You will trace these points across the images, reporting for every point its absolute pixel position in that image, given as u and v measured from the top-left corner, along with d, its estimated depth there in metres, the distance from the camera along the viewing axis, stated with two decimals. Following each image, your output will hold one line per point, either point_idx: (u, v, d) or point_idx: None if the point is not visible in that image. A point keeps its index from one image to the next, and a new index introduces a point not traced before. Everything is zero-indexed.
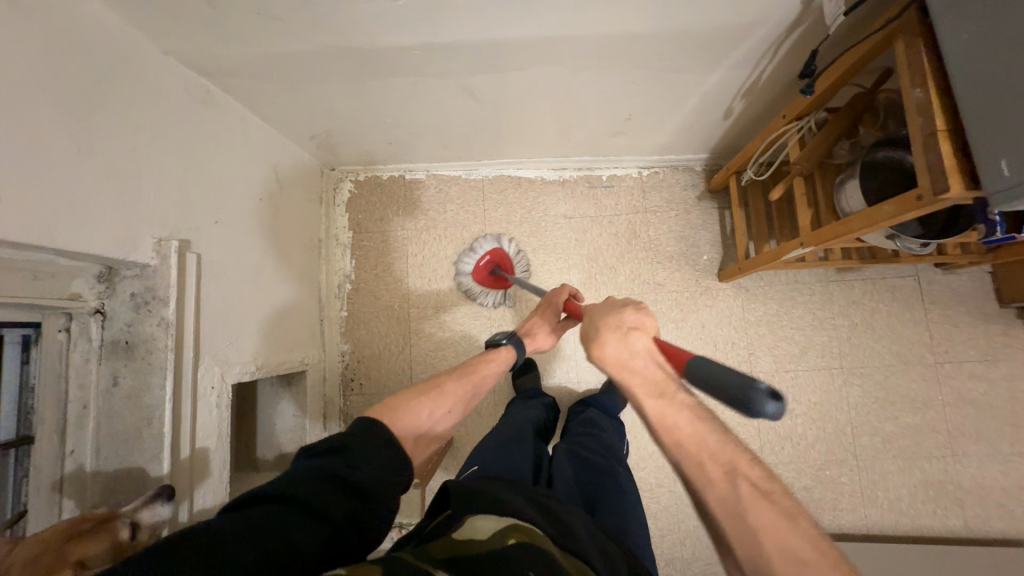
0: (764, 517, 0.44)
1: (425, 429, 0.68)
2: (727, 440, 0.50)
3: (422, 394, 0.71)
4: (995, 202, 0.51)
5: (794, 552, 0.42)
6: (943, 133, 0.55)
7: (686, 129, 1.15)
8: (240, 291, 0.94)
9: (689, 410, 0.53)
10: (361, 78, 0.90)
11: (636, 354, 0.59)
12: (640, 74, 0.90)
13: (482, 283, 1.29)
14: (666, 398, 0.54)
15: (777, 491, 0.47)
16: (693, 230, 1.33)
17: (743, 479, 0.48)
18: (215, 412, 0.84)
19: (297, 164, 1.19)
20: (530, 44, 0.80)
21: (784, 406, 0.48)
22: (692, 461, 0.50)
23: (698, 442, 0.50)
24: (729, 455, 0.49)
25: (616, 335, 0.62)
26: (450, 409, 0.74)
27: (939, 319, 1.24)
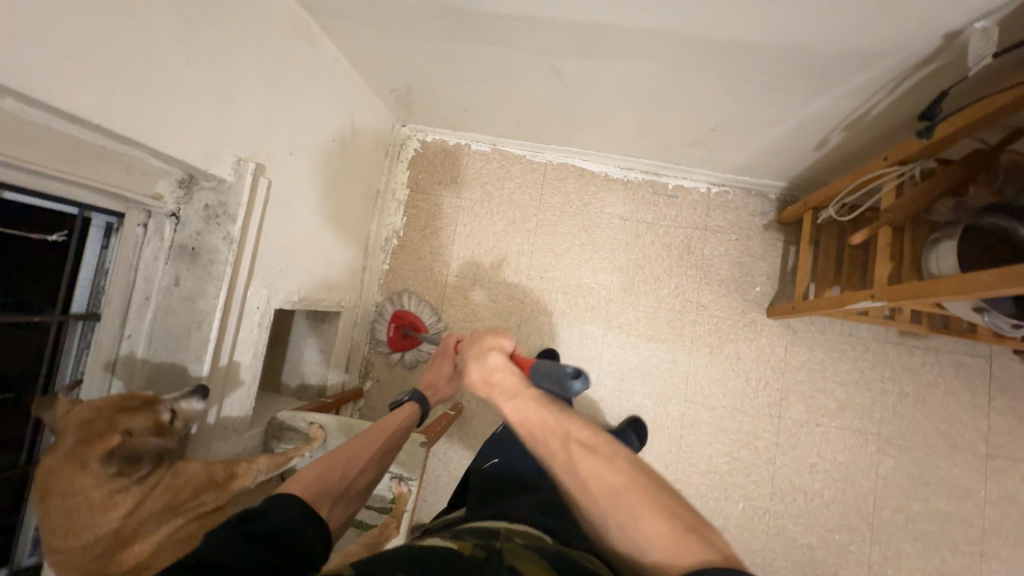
0: (590, 466, 0.47)
1: (346, 488, 0.65)
2: (563, 419, 0.53)
3: (323, 461, 0.67)
4: None
5: (609, 484, 0.46)
6: None
7: (771, 152, 1.08)
8: (298, 224, 0.98)
9: (538, 403, 0.55)
10: (454, 40, 0.89)
11: (494, 371, 0.59)
12: (738, 85, 0.85)
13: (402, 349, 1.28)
14: (519, 399, 0.55)
15: (604, 441, 0.50)
16: (752, 258, 1.27)
17: (573, 441, 0.50)
18: (255, 331, 0.89)
19: (372, 113, 1.21)
20: (630, 35, 0.77)
21: (584, 376, 0.53)
22: (540, 444, 0.52)
23: (540, 422, 0.53)
24: (561, 424, 0.52)
25: (476, 359, 0.62)
26: (363, 468, 0.70)
27: (1002, 410, 1.14)
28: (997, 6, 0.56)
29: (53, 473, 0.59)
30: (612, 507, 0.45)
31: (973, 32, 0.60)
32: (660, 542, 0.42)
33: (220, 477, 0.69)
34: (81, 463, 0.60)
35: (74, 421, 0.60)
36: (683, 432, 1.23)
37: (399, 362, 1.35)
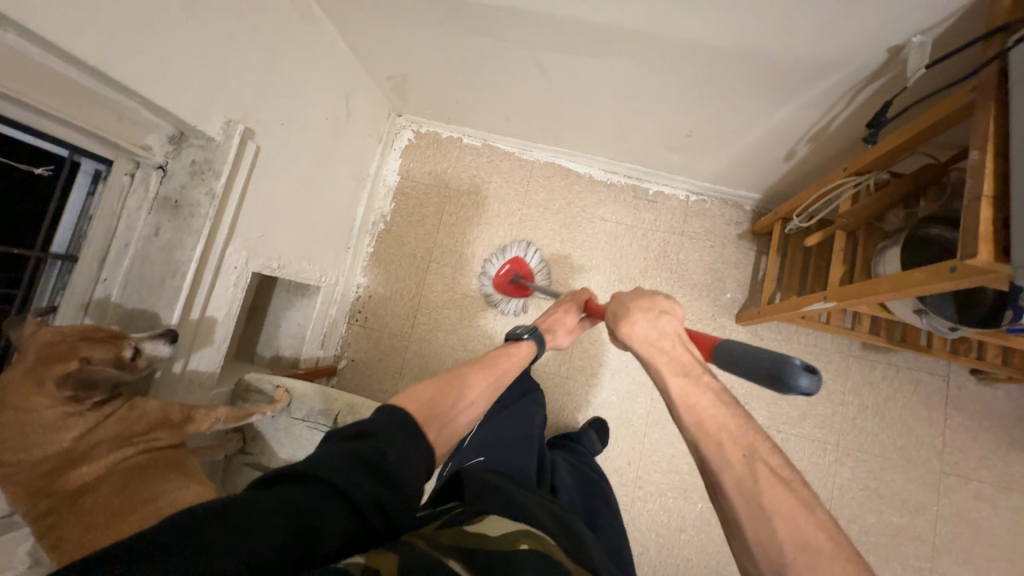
0: (779, 502, 0.44)
1: (449, 421, 0.65)
2: (752, 427, 0.50)
3: (445, 382, 0.68)
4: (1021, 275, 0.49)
5: (807, 538, 0.42)
6: (985, 198, 0.53)
7: (744, 162, 1.13)
8: (284, 193, 1.01)
9: (714, 396, 0.53)
10: (448, 30, 0.95)
11: (664, 336, 0.61)
12: (711, 89, 0.90)
13: (507, 293, 1.29)
14: (691, 380, 0.55)
15: (794, 477, 0.47)
16: (725, 265, 1.31)
17: (762, 462, 0.47)
18: (230, 290, 0.91)
19: (368, 100, 1.27)
20: (609, 33, 0.82)
21: (818, 378, 0.53)
22: (711, 445, 0.49)
23: (721, 426, 0.50)
24: (750, 438, 0.49)
25: (648, 316, 0.64)
26: (475, 402, 0.71)
27: (957, 429, 1.16)
28: (933, 22, 0.61)
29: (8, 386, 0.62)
30: (800, 559, 0.42)
31: (912, 47, 0.65)
32: None
33: (176, 419, 0.74)
34: (37, 381, 0.63)
35: (40, 341, 0.63)
36: (647, 429, 1.26)
37: (375, 343, 1.37)
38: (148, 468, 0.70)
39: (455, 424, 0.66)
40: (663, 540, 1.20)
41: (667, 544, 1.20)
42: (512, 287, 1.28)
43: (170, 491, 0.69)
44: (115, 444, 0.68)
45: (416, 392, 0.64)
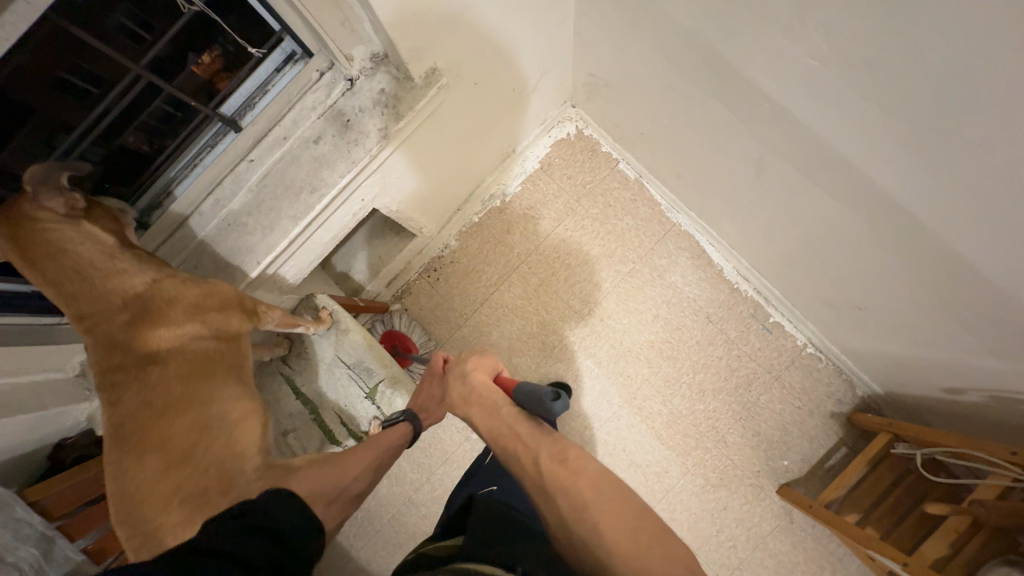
0: (559, 481, 0.58)
1: (333, 495, 0.68)
2: (528, 436, 0.65)
3: (324, 462, 0.72)
4: None
5: (576, 504, 0.56)
6: None
7: (895, 362, 1.00)
8: (440, 145, 0.96)
9: (511, 420, 0.67)
10: (689, 76, 0.84)
11: (472, 387, 0.74)
12: (932, 293, 0.77)
13: (396, 370, 1.25)
14: (494, 417, 0.69)
15: (571, 456, 0.61)
16: (800, 433, 1.20)
17: (541, 458, 0.61)
18: (348, 219, 0.88)
19: (557, 83, 1.17)
20: (865, 185, 0.71)
21: (564, 397, 0.64)
22: (513, 457, 0.64)
23: (515, 438, 0.65)
24: (534, 444, 0.64)
25: (460, 375, 0.77)
26: (362, 473, 0.72)
27: None
28: None
29: (81, 267, 0.71)
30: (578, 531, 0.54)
31: None
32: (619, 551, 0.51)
33: (247, 305, 0.78)
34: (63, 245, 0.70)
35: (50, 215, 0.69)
36: None
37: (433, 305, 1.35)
38: (206, 363, 0.76)
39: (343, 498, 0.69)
40: None
41: None
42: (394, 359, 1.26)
43: (220, 397, 0.75)
44: (187, 313, 0.75)
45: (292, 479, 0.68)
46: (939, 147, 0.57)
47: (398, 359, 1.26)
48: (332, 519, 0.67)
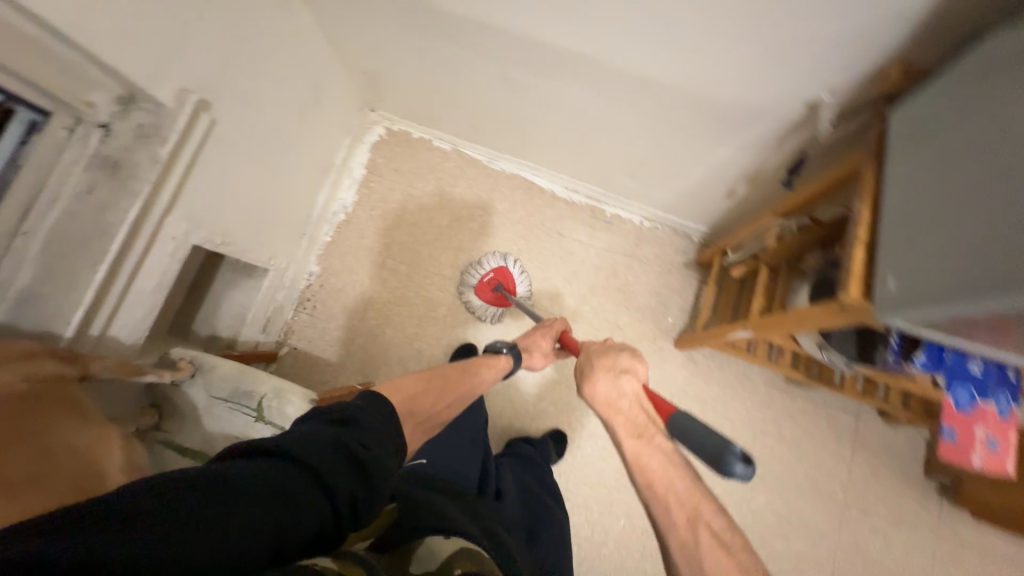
0: (717, 562, 0.52)
1: (425, 420, 0.80)
2: (694, 491, 0.58)
3: (425, 385, 0.83)
4: (876, 312, 0.51)
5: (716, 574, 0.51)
6: (862, 241, 0.56)
7: (691, 195, 1.20)
8: (237, 169, 1.00)
9: (664, 458, 0.62)
10: (420, 33, 0.99)
11: (622, 397, 0.71)
12: (660, 123, 0.96)
13: (485, 298, 1.33)
14: (642, 441, 0.64)
15: (734, 542, 0.54)
16: (669, 291, 1.38)
17: (705, 526, 0.55)
18: (165, 261, 0.89)
19: (342, 91, 1.29)
20: (566, 58, 0.89)
21: (751, 469, 0.58)
22: (660, 508, 0.58)
23: (667, 486, 0.58)
24: (694, 502, 0.57)
25: (610, 374, 0.74)
26: (446, 406, 0.86)
27: (862, 464, 1.24)
28: (840, 83, 0.69)
29: None
30: None
31: (823, 104, 0.74)
32: None
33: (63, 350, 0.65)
34: None
35: None
36: (581, 442, 1.30)
37: (322, 331, 1.36)
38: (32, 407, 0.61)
39: (428, 424, 0.81)
40: (583, 553, 1.21)
41: (586, 558, 1.21)
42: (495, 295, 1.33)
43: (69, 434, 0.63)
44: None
45: (402, 388, 0.79)
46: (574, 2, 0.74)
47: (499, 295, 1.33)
48: (420, 437, 0.79)
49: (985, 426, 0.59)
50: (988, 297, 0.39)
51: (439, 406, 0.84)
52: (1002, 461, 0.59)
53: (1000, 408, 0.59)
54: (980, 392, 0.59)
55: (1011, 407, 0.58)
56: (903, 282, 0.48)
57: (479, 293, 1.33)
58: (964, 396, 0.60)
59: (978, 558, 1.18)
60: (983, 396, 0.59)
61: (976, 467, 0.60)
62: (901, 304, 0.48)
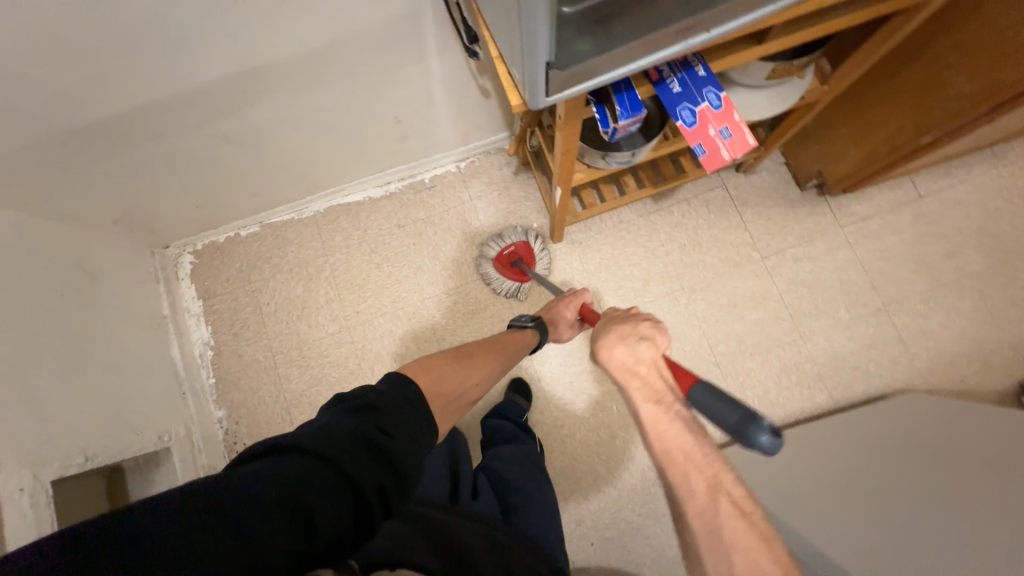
0: (738, 538, 0.48)
1: (456, 398, 0.71)
2: (714, 457, 0.52)
3: (450, 362, 0.73)
4: (527, 100, 0.54)
5: (760, 570, 0.46)
6: (496, 56, 0.59)
7: (463, 115, 1.21)
8: (44, 389, 0.93)
9: (684, 428, 0.55)
10: (111, 152, 0.95)
11: (640, 362, 0.63)
12: (364, 80, 0.96)
13: (506, 273, 1.31)
14: (663, 408, 0.57)
15: (758, 513, 0.50)
16: (518, 203, 1.39)
17: (725, 496, 0.50)
18: (29, 515, 0.84)
19: (114, 252, 1.22)
20: (239, 81, 0.86)
21: (778, 444, 0.53)
22: (678, 476, 0.52)
23: (687, 456, 0.53)
24: (715, 471, 0.52)
25: (623, 338, 0.65)
26: (479, 379, 0.77)
27: (754, 218, 1.31)
28: None
29: None
30: None
31: None
32: None
33: None
34: None
35: None
36: (541, 373, 1.30)
37: None
38: None
39: (461, 400, 0.72)
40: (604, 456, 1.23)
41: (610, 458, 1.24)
42: (513, 270, 1.31)
43: None
44: None
45: (428, 368, 0.69)
46: (181, 27, 0.72)
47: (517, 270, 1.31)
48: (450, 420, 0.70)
49: (712, 123, 0.63)
50: (527, 22, 0.42)
51: (473, 379, 0.75)
52: (742, 141, 0.63)
53: (712, 100, 0.63)
54: (693, 101, 0.63)
55: (719, 95, 0.63)
56: (515, 62, 0.52)
57: (499, 269, 1.31)
58: (685, 113, 0.63)
59: (879, 220, 1.28)
60: (695, 102, 0.63)
61: (731, 159, 0.64)
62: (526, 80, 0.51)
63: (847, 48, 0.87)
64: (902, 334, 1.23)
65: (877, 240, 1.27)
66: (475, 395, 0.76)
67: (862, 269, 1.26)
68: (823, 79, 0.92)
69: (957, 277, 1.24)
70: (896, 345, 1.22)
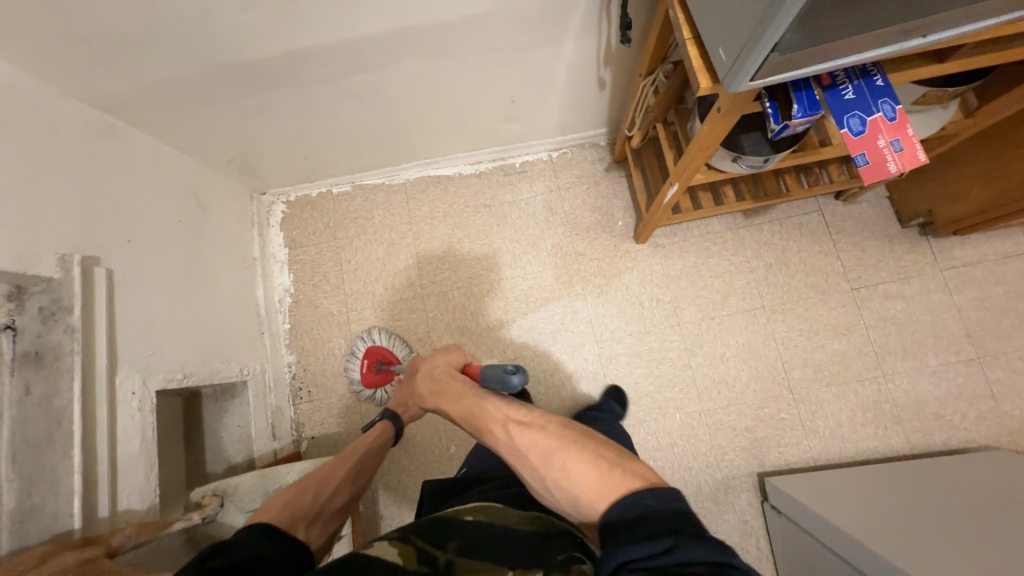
0: (524, 440, 0.64)
1: (320, 512, 0.78)
2: (503, 408, 0.71)
3: (303, 487, 0.79)
4: (725, 84, 0.55)
5: (541, 446, 0.61)
6: (689, 39, 0.60)
7: (573, 104, 1.23)
8: (158, 305, 0.99)
9: (476, 400, 0.76)
10: (252, 93, 1.00)
11: (440, 376, 0.87)
12: (497, 56, 0.99)
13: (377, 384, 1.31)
14: (461, 397, 0.79)
15: (536, 416, 0.67)
16: (606, 199, 1.40)
17: (512, 422, 0.68)
18: (137, 417, 0.89)
19: (221, 190, 1.28)
20: (385, 40, 0.90)
21: (521, 372, 0.78)
22: (486, 434, 0.70)
23: (482, 417, 0.72)
24: (502, 413, 0.70)
25: (429, 373, 0.90)
26: (337, 490, 0.84)
27: (848, 248, 1.27)
28: None
29: None
30: (542, 466, 0.60)
31: None
32: (579, 473, 0.56)
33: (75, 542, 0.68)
34: None
35: None
36: (607, 369, 1.30)
37: (328, 410, 1.35)
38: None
39: (326, 513, 0.79)
40: (661, 462, 1.22)
41: (667, 466, 1.22)
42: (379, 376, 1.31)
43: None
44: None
45: (273, 502, 0.74)
46: None
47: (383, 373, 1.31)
48: (318, 535, 0.75)
49: (884, 134, 0.62)
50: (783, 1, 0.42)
51: (330, 491, 0.82)
52: (913, 156, 0.62)
53: (886, 112, 0.62)
54: (866, 110, 0.62)
55: (895, 107, 0.62)
56: (727, 44, 0.52)
57: (367, 382, 1.30)
58: (856, 121, 0.63)
59: (983, 269, 1.23)
60: (870, 111, 0.62)
61: (898, 172, 0.62)
62: (736, 63, 0.51)
63: (1003, 83, 0.85)
64: (993, 389, 1.18)
65: (978, 289, 1.22)
66: (340, 502, 0.84)
67: (957, 316, 1.22)
68: (968, 112, 0.90)
69: None
70: (984, 399, 1.17)
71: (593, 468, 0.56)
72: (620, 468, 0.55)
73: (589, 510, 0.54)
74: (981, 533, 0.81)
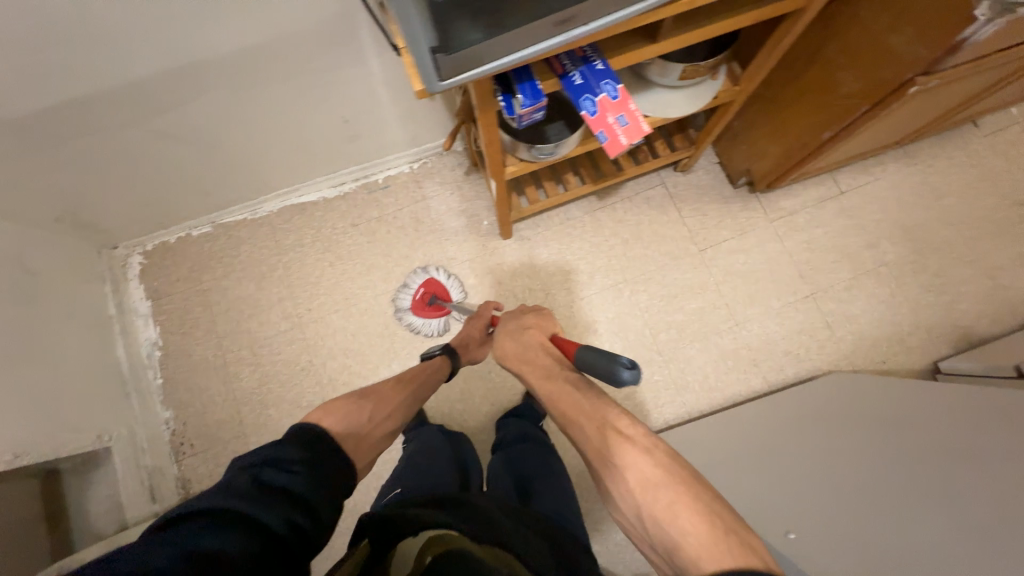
0: (629, 458, 0.55)
1: (370, 433, 0.72)
2: (599, 404, 0.62)
3: (359, 398, 0.74)
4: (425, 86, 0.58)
5: (644, 477, 0.53)
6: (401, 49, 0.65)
7: (411, 116, 1.26)
8: None
9: (570, 386, 0.66)
10: (50, 146, 0.95)
11: (532, 351, 0.76)
12: (307, 79, 1.00)
13: (425, 314, 1.33)
14: (552, 376, 0.70)
15: (637, 433, 0.57)
16: (470, 201, 1.44)
17: (611, 430, 0.58)
18: None
19: (55, 252, 1.21)
20: (176, 77, 0.89)
21: (638, 371, 0.61)
22: (577, 428, 0.62)
23: (577, 408, 0.63)
24: (601, 414, 0.60)
25: (513, 334, 0.81)
26: (391, 413, 0.77)
27: (691, 214, 1.38)
28: None
29: None
30: (643, 496, 0.53)
31: None
32: (686, 518, 0.50)
33: None
34: None
35: None
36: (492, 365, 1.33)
37: (214, 460, 1.30)
38: None
39: (376, 435, 0.73)
40: None
41: None
42: (430, 308, 1.33)
43: None
44: None
45: (333, 409, 0.70)
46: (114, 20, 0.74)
47: (434, 306, 1.33)
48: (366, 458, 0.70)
49: (610, 112, 0.69)
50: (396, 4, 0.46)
51: (385, 411, 0.76)
52: (636, 128, 0.71)
53: (609, 91, 0.69)
54: (591, 92, 0.69)
55: (616, 87, 0.69)
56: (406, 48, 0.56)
57: (417, 312, 1.33)
58: (587, 104, 0.69)
59: (806, 214, 1.37)
60: (594, 92, 0.68)
61: (629, 144, 0.71)
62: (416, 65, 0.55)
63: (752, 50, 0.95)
64: (829, 319, 1.31)
65: (805, 233, 1.36)
66: (392, 428, 0.77)
67: (791, 260, 1.34)
68: (734, 80, 1.00)
69: (877, 266, 1.33)
70: (822, 329, 1.30)
71: (696, 516, 0.50)
72: (736, 534, 0.49)
73: (688, 561, 0.49)
74: (853, 456, 0.84)
